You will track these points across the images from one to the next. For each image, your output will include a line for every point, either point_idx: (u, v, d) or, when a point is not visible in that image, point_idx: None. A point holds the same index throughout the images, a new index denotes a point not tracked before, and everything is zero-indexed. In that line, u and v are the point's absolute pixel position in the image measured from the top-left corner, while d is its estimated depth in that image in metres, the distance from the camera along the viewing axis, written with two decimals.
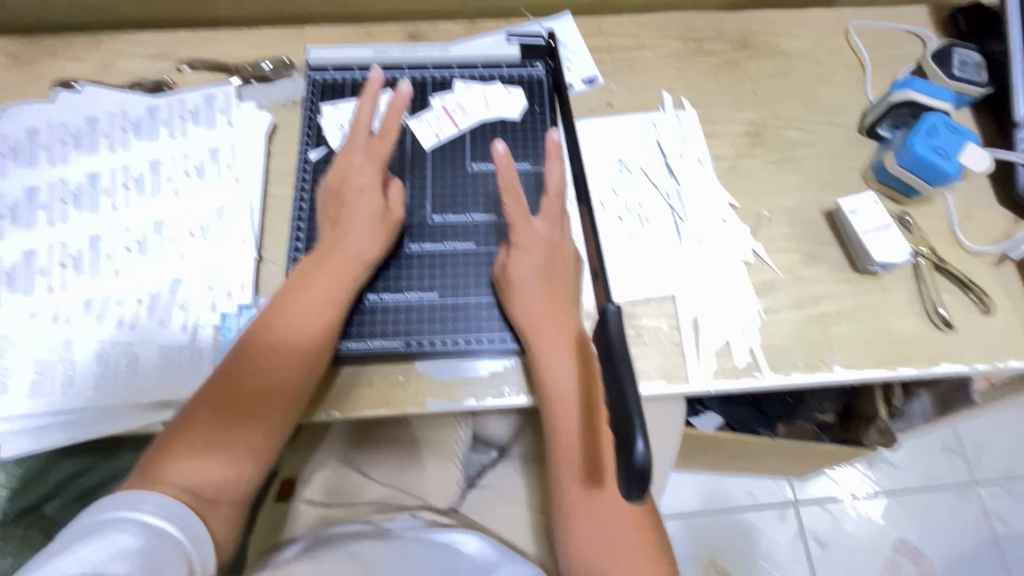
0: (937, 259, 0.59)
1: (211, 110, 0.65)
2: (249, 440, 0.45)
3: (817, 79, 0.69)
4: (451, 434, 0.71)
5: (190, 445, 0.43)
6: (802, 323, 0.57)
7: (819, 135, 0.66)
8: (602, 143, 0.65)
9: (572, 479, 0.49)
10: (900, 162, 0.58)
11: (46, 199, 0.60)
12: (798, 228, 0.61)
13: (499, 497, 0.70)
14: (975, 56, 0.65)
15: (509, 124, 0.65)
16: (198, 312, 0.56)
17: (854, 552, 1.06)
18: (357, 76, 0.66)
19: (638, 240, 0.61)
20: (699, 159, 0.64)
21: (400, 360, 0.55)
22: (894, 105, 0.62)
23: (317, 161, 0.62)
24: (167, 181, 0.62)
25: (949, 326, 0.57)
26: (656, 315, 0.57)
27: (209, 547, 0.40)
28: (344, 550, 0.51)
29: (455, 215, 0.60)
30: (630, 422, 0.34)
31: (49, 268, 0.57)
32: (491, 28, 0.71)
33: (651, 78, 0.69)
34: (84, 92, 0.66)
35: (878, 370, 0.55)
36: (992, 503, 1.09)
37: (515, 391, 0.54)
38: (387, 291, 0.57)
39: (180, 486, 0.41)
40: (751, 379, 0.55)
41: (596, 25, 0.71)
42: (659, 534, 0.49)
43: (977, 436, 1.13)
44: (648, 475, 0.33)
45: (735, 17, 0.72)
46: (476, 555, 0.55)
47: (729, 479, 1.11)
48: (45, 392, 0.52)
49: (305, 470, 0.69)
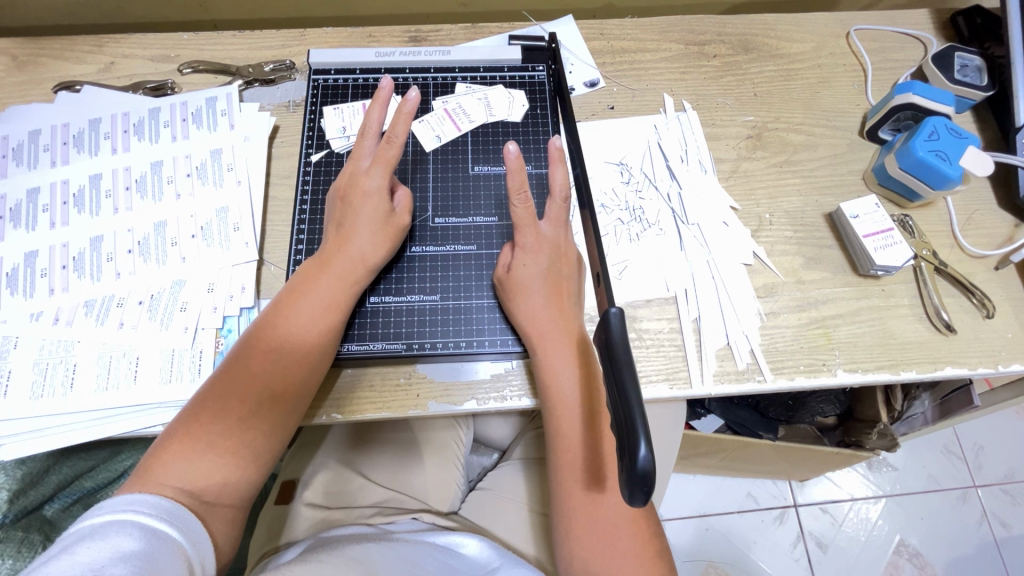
0: (939, 263, 0.59)
1: (213, 111, 0.65)
2: (250, 441, 0.45)
3: (817, 82, 0.69)
4: (452, 435, 0.73)
5: (190, 447, 0.43)
6: (803, 326, 0.57)
7: (821, 138, 0.66)
8: (603, 146, 0.65)
9: (573, 483, 0.49)
10: (901, 166, 0.58)
11: (48, 200, 0.60)
12: (799, 231, 0.61)
13: (500, 499, 0.69)
14: (975, 60, 0.66)
15: (510, 126, 0.65)
16: (199, 314, 0.56)
17: (855, 555, 1.05)
18: (359, 78, 0.66)
19: (640, 243, 0.61)
20: (700, 163, 0.64)
21: (401, 362, 0.55)
22: (894, 109, 0.62)
23: (319, 163, 0.62)
24: (168, 183, 0.62)
25: (950, 329, 0.57)
26: (657, 318, 0.57)
27: (209, 550, 0.41)
28: (348, 551, 0.51)
29: (457, 217, 0.60)
30: (633, 427, 0.34)
31: (51, 270, 0.57)
32: (493, 31, 0.72)
33: (652, 81, 0.69)
34: (87, 94, 0.66)
35: (879, 373, 0.55)
36: (993, 506, 1.09)
37: (516, 393, 0.54)
38: (388, 294, 0.57)
39: (181, 488, 0.41)
40: (753, 382, 0.55)
41: (597, 28, 0.71)
42: (659, 538, 0.49)
43: (976, 438, 1.13)
44: (650, 479, 0.33)
45: (737, 20, 0.72)
46: (479, 558, 0.55)
47: (729, 481, 1.11)
48: (46, 393, 0.52)
49: (305, 473, 0.69)
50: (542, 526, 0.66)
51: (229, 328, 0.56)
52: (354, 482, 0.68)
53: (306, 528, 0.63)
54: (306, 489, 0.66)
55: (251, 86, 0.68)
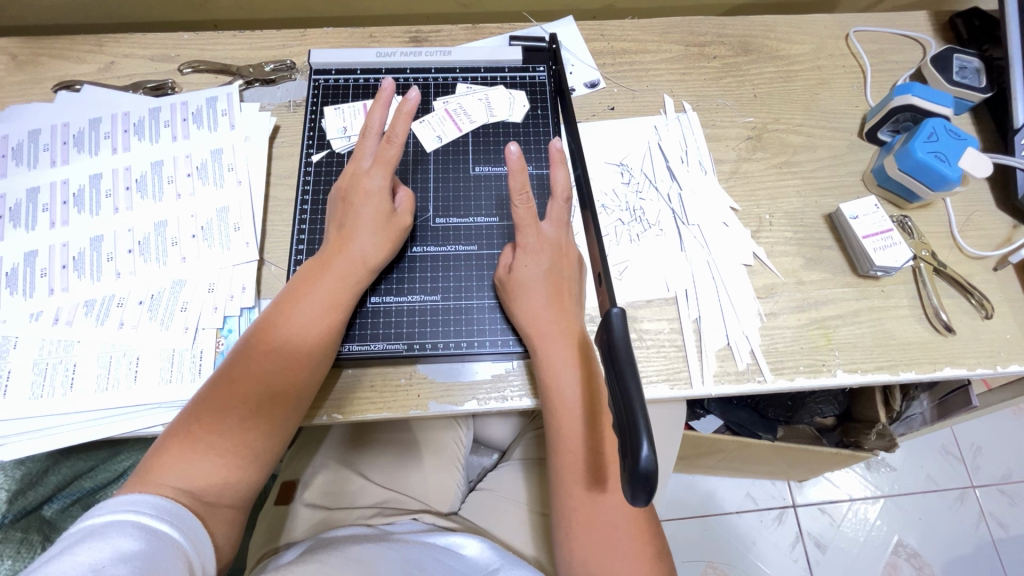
0: (938, 263, 0.59)
1: (214, 111, 0.65)
2: (249, 441, 0.45)
3: (817, 84, 0.69)
4: (452, 435, 0.73)
5: (190, 447, 0.43)
6: (804, 326, 0.57)
7: (821, 139, 0.66)
8: (604, 147, 0.66)
9: (574, 483, 0.49)
10: (900, 167, 0.58)
11: (48, 201, 0.60)
12: (799, 232, 0.61)
13: (501, 499, 0.69)
14: (974, 62, 0.66)
15: (511, 127, 0.65)
16: (199, 314, 0.56)
17: (854, 555, 1.05)
18: (359, 78, 0.66)
19: (640, 243, 0.61)
20: (700, 164, 0.64)
21: (402, 362, 0.55)
22: (892, 111, 0.62)
23: (320, 163, 0.62)
24: (169, 183, 0.61)
25: (950, 330, 0.57)
26: (658, 319, 0.57)
27: (211, 550, 0.41)
28: (350, 553, 0.50)
29: (458, 217, 0.60)
30: (637, 427, 0.34)
31: (50, 270, 0.57)
32: (494, 32, 0.72)
33: (653, 82, 0.69)
34: (86, 93, 0.66)
35: (879, 374, 0.55)
36: (990, 505, 1.09)
37: (517, 394, 0.54)
38: (390, 294, 0.57)
39: (181, 489, 0.41)
40: (753, 383, 0.55)
41: (597, 29, 0.71)
42: (661, 538, 0.49)
43: (974, 438, 1.14)
44: (653, 479, 0.33)
45: (736, 21, 0.72)
46: (480, 559, 0.55)
47: (729, 480, 1.11)
48: (46, 394, 0.52)
49: (305, 473, 0.68)
50: (543, 526, 0.66)
51: (229, 328, 0.56)
52: (354, 483, 0.68)
53: (305, 529, 0.63)
54: (306, 490, 0.66)
55: (252, 86, 0.68)
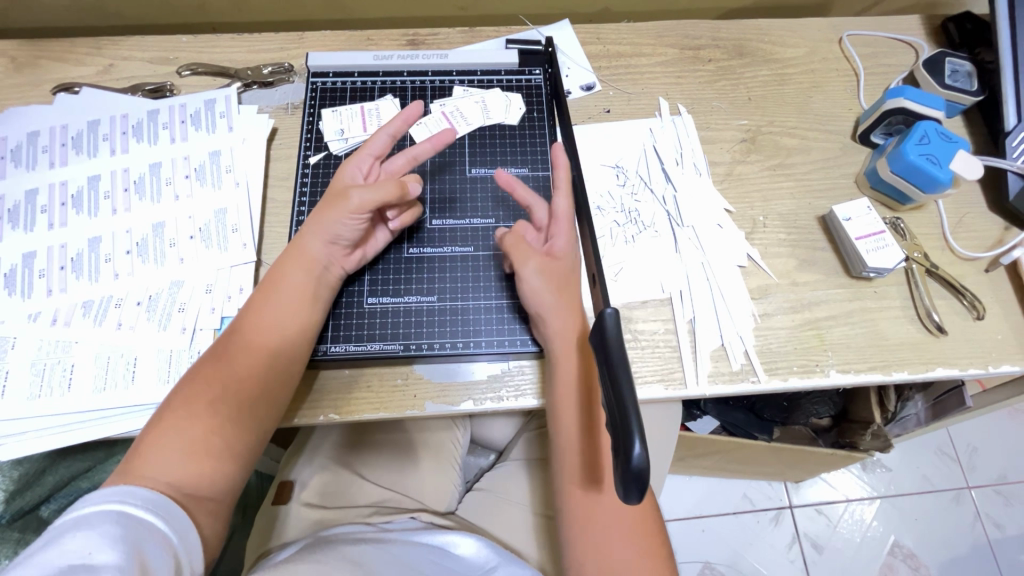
0: (930, 264, 0.60)
1: (212, 113, 0.65)
2: (211, 427, 0.44)
3: (811, 86, 0.70)
4: (449, 436, 0.73)
5: (161, 435, 0.43)
6: (798, 327, 0.58)
7: (815, 142, 0.67)
8: (600, 149, 0.66)
9: (572, 481, 0.50)
10: (892, 169, 0.59)
11: (47, 202, 0.61)
12: (793, 234, 0.62)
13: (498, 499, 0.69)
14: (965, 65, 0.67)
15: (508, 129, 0.65)
16: (198, 315, 0.56)
17: (849, 555, 1.06)
18: (357, 81, 0.67)
19: (635, 244, 0.61)
20: (695, 166, 0.65)
21: (399, 363, 0.55)
22: (885, 114, 0.62)
23: (317, 165, 0.62)
24: (167, 184, 0.62)
25: (942, 330, 0.57)
26: (653, 319, 0.58)
27: (195, 543, 0.41)
28: (346, 552, 0.51)
29: (454, 219, 0.61)
30: (629, 423, 0.35)
31: (49, 271, 0.57)
32: (491, 35, 0.72)
33: (648, 85, 0.69)
34: (84, 95, 0.66)
35: (871, 374, 0.56)
36: (986, 506, 1.09)
37: (512, 394, 0.55)
38: (386, 295, 0.57)
39: (155, 476, 0.42)
40: (747, 383, 0.55)
41: (593, 33, 0.72)
42: (661, 537, 0.49)
43: (970, 439, 1.14)
44: (644, 477, 0.34)
45: (731, 25, 0.73)
46: (474, 558, 0.55)
47: (726, 481, 1.11)
48: (44, 394, 0.52)
49: (302, 473, 0.69)
50: (538, 527, 0.66)
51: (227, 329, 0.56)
52: (352, 483, 0.68)
53: (300, 529, 0.63)
54: (304, 490, 0.67)
55: (250, 89, 0.68)
